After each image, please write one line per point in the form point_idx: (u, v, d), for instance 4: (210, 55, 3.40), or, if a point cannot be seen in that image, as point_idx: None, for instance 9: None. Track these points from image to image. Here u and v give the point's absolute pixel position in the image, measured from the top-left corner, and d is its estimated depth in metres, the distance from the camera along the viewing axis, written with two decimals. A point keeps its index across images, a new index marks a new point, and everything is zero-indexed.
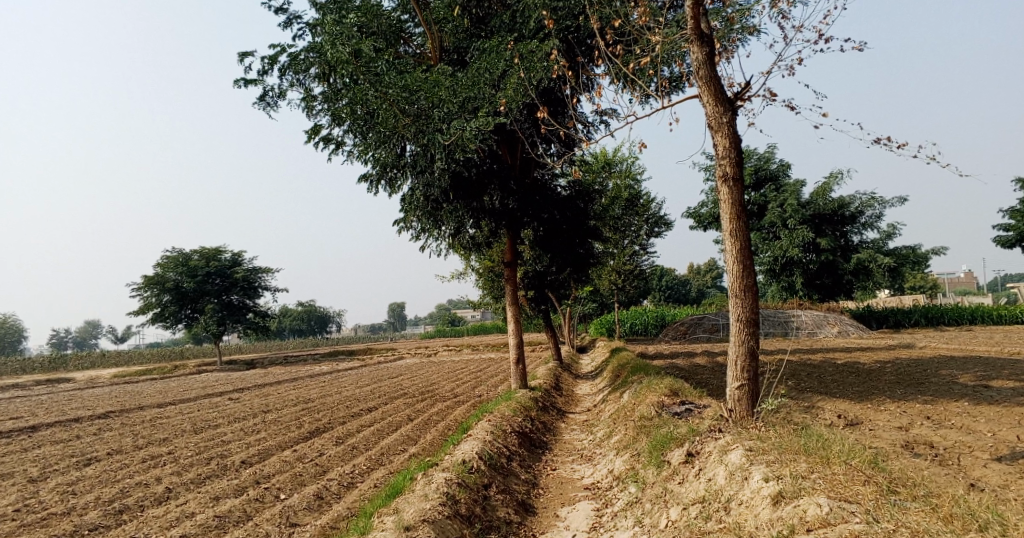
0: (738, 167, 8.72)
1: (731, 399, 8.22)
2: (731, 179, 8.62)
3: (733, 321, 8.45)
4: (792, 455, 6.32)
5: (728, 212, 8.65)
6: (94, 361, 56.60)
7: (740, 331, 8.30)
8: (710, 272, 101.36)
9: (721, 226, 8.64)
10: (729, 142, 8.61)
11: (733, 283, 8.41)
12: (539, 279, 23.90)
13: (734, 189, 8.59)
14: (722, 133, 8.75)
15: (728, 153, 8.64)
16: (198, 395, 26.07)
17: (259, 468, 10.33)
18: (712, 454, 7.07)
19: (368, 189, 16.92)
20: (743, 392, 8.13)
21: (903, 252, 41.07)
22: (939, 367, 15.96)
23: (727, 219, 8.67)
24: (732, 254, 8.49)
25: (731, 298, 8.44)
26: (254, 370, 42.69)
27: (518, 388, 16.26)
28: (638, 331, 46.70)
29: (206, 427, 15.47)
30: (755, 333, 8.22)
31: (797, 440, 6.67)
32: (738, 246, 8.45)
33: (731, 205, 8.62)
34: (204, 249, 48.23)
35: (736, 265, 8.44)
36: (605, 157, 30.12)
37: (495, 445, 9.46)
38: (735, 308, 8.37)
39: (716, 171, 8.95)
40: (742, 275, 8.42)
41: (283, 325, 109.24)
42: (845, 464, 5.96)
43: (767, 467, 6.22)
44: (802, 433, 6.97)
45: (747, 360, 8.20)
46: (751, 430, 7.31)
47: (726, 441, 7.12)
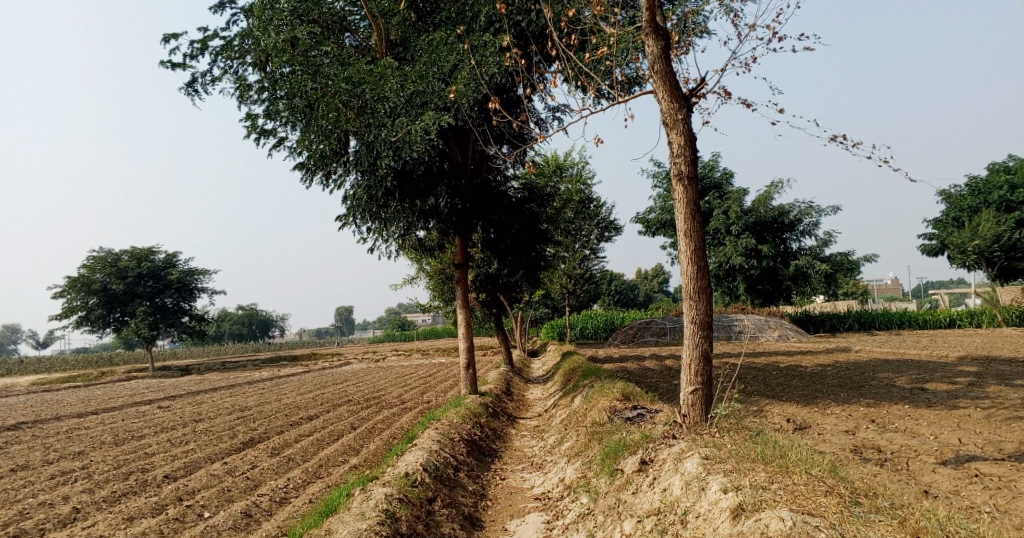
0: (691, 165, 8.60)
1: (686, 403, 8.05)
2: (686, 178, 8.49)
3: (687, 323, 8.29)
4: (752, 463, 6.14)
5: (683, 211, 8.51)
6: (15, 367, 53.41)
7: (694, 333, 8.14)
8: (655, 277, 103.15)
9: (676, 226, 8.49)
10: (684, 140, 8.49)
11: (688, 284, 8.26)
12: (490, 282, 23.58)
13: (690, 189, 8.45)
14: (677, 130, 8.64)
15: (683, 151, 8.50)
16: (127, 403, 24.68)
17: (184, 484, 9.64)
18: (666, 462, 6.85)
19: (305, 182, 16.27)
20: (697, 396, 7.96)
21: (839, 259, 42.40)
22: (878, 370, 16.35)
23: (681, 219, 8.54)
24: (687, 255, 8.34)
25: (685, 300, 8.29)
26: (190, 376, 40.99)
27: (467, 394, 15.90)
28: (588, 335, 46.94)
29: (132, 439, 14.53)
30: (709, 335, 8.08)
31: (754, 447, 6.49)
32: (693, 246, 8.31)
33: (686, 205, 8.49)
34: (136, 249, 46.14)
35: (691, 266, 8.29)
36: (554, 161, 30.06)
37: (440, 455, 9.05)
38: (689, 310, 8.22)
39: (670, 170, 8.82)
40: (696, 277, 8.29)
41: (222, 329, 105.76)
42: (805, 473, 5.81)
43: (725, 477, 6.01)
44: (758, 439, 6.80)
45: (701, 364, 8.04)
46: (706, 437, 7.12)
47: (681, 449, 6.91)
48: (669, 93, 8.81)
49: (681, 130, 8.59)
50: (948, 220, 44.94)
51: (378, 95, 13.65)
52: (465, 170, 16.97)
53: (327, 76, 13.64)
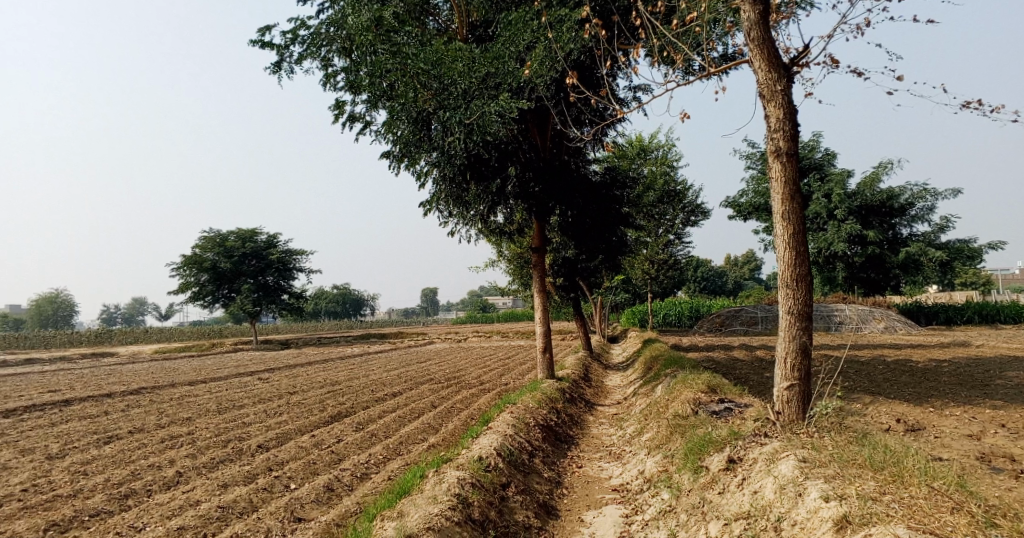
0: (793, 140, 7.90)
1: (779, 400, 7.48)
2: (785, 155, 7.81)
3: (782, 313, 7.68)
4: (858, 470, 5.60)
5: (780, 191, 7.86)
6: (136, 337, 57.72)
7: (791, 325, 7.53)
8: (747, 265, 99.36)
9: (773, 208, 7.86)
10: (783, 113, 7.81)
11: (785, 271, 7.64)
12: (569, 266, 23.22)
13: (789, 167, 7.78)
14: (775, 102, 7.96)
15: (782, 125, 7.82)
16: (229, 374, 26.05)
17: (274, 454, 9.88)
18: (757, 462, 6.36)
19: (390, 167, 16.46)
20: (793, 394, 7.38)
21: (956, 247, 39.22)
22: (1000, 369, 14.93)
23: (778, 200, 7.89)
24: (783, 239, 7.71)
25: (780, 288, 7.68)
26: (287, 351, 42.93)
27: (545, 379, 15.73)
28: (672, 321, 45.69)
29: (230, 408, 15.22)
30: (809, 327, 7.45)
31: (860, 451, 5.93)
32: (791, 229, 7.67)
33: (784, 184, 7.83)
34: (241, 230, 48.64)
35: (788, 251, 7.66)
36: (641, 143, 29.22)
37: (516, 440, 8.86)
38: (785, 299, 7.61)
39: (768, 146, 8.14)
40: (794, 263, 7.65)
41: (319, 307, 110.55)
42: (925, 486, 5.24)
43: (826, 483, 5.51)
44: (864, 441, 6.21)
45: (797, 358, 7.43)
46: (804, 437, 6.56)
47: (774, 448, 6.40)
48: (768, 61, 8.12)
49: (780, 102, 7.90)
50: None
51: (448, 77, 13.52)
52: (545, 151, 16.63)
53: (406, 58, 13.59)
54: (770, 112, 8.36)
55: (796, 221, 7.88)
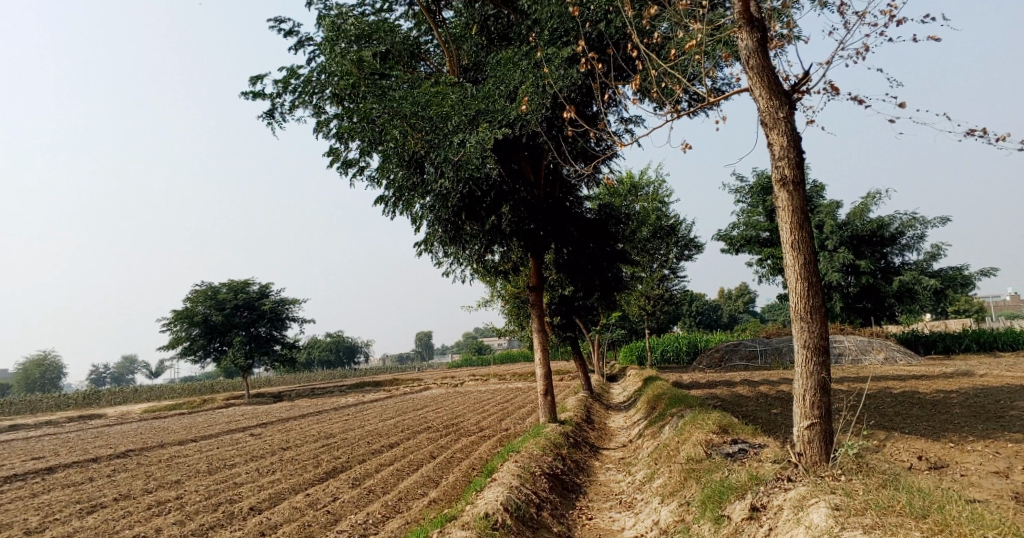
0: (798, 169, 7.72)
1: (799, 440, 7.11)
2: (792, 183, 7.62)
3: (797, 347, 7.39)
4: (899, 517, 5.28)
5: (788, 221, 7.66)
6: (126, 395, 56.63)
7: (807, 358, 7.23)
8: (740, 298, 99.36)
9: (782, 239, 7.63)
10: (787, 141, 7.64)
11: (798, 303, 7.38)
12: (566, 305, 22.92)
13: (796, 196, 7.58)
14: (778, 130, 7.80)
15: (786, 154, 7.67)
16: (221, 430, 25.33)
17: (267, 517, 9.35)
18: (785, 510, 6.00)
19: (384, 211, 16.26)
20: (814, 433, 7.02)
21: (949, 273, 39.25)
22: (1012, 397, 14.63)
23: (787, 230, 7.67)
24: (794, 270, 7.47)
25: (795, 321, 7.40)
26: (281, 403, 42.11)
27: (547, 423, 15.30)
28: (670, 358, 45.24)
29: (221, 467, 14.64)
30: (826, 362, 7.15)
31: (898, 496, 5.60)
32: (803, 259, 7.44)
33: (792, 213, 7.62)
34: (232, 282, 48.19)
35: (800, 281, 7.43)
36: (632, 181, 29.29)
37: (522, 492, 8.43)
38: (801, 333, 7.32)
39: (774, 175, 7.98)
40: (807, 295, 7.40)
41: (312, 356, 109.33)
42: (977, 535, 4.90)
43: (866, 533, 5.16)
44: (899, 484, 5.88)
45: (816, 395, 7.11)
46: (831, 481, 6.22)
47: (802, 494, 6.05)
48: (768, 89, 8.01)
49: (784, 129, 7.75)
50: None
51: (437, 116, 13.38)
52: (538, 190, 16.49)
53: (394, 101, 13.57)
54: (773, 141, 8.22)
55: (807, 251, 7.66)
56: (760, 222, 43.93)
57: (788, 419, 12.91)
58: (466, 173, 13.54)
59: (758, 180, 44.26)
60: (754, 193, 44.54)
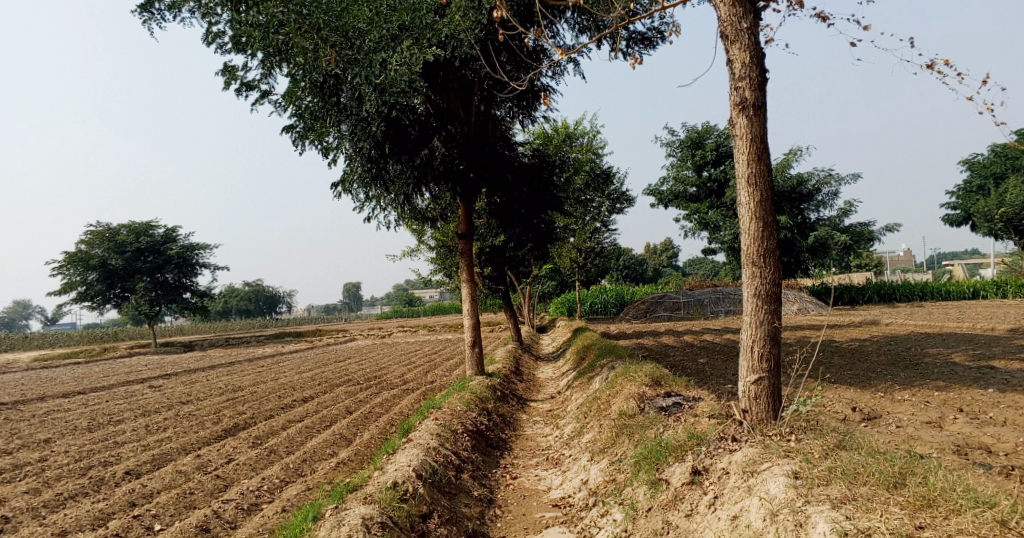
0: (760, 91, 7.02)
1: (746, 397, 6.58)
2: (752, 108, 6.89)
3: (748, 295, 6.80)
4: (871, 490, 4.83)
5: (746, 151, 6.97)
6: (16, 343, 52.59)
7: (759, 306, 6.66)
8: (665, 252, 101.47)
9: (738, 172, 6.95)
10: (750, 57, 6.89)
11: (751, 246, 6.77)
12: (496, 255, 22.11)
13: (756, 122, 6.88)
14: (740, 43, 7.03)
15: (749, 71, 6.90)
16: (118, 381, 23.46)
17: (143, 484, 8.22)
18: (736, 479, 5.51)
19: (292, 142, 14.92)
20: (761, 388, 6.49)
21: (859, 230, 40.76)
22: (924, 346, 14.97)
23: (743, 163, 6.98)
24: (749, 209, 6.83)
25: (746, 266, 6.79)
26: (192, 353, 39.94)
27: (473, 376, 14.57)
28: (597, 309, 45.41)
29: (106, 424, 13.24)
30: (778, 310, 6.61)
31: (868, 462, 5.16)
32: (759, 197, 6.80)
33: (750, 143, 6.92)
34: (134, 223, 44.80)
35: (755, 222, 6.80)
36: (565, 128, 28.40)
37: (441, 453, 7.64)
38: (752, 279, 6.72)
39: (733, 96, 7.20)
40: (761, 237, 6.78)
41: (229, 305, 105.22)
42: (967, 513, 4.46)
43: (835, 509, 4.69)
44: (862, 447, 5.45)
45: (767, 347, 6.57)
46: (785, 443, 5.74)
47: (755, 459, 5.57)
48: None
49: (745, 44, 6.99)
50: (972, 187, 43.32)
51: (353, 27, 12.04)
52: (468, 126, 15.39)
53: (302, 5, 11.96)
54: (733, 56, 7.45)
55: (763, 187, 7.03)
56: (688, 176, 44.17)
57: (716, 369, 12.66)
58: (390, 99, 12.49)
59: (687, 133, 44.39)
60: (684, 148, 44.69)
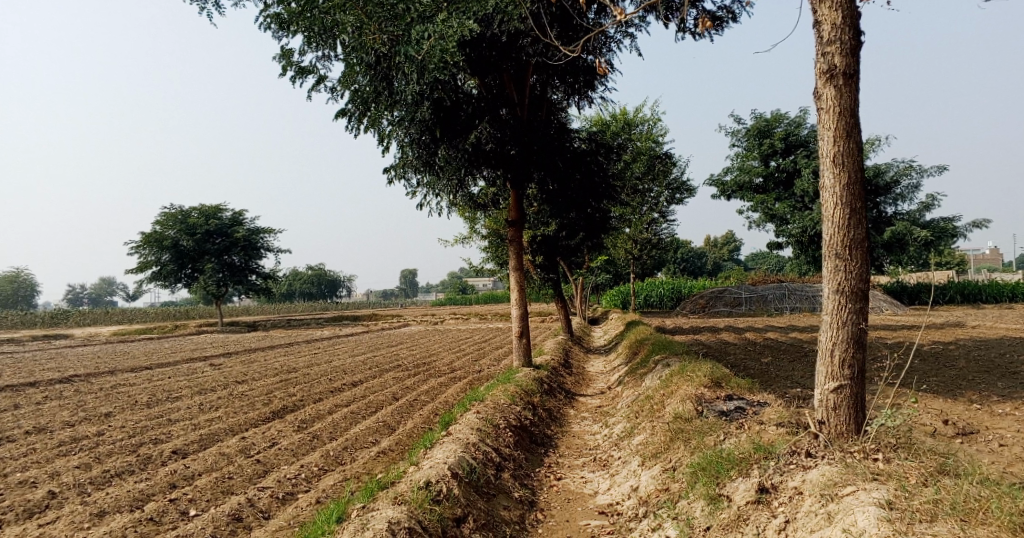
0: (851, 57, 6.34)
1: (824, 406, 5.95)
2: (842, 76, 6.20)
3: (830, 291, 6.15)
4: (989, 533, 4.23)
5: (832, 126, 6.29)
6: (97, 318, 55.23)
7: (841, 305, 6.02)
8: (726, 246, 98.73)
9: (823, 150, 6.27)
10: (842, 17, 6.19)
11: (835, 237, 6.13)
12: (549, 243, 21.55)
13: (846, 93, 6.20)
14: (830, 0, 6.33)
15: (840, 33, 6.21)
16: (181, 358, 24.07)
17: (185, 465, 8.07)
18: (817, 509, 4.95)
19: (345, 126, 14.84)
20: (842, 398, 5.85)
21: (941, 225, 38.32)
22: (1015, 351, 13.78)
23: (829, 140, 6.29)
24: (834, 193, 6.16)
25: (829, 258, 6.14)
26: (254, 333, 40.94)
27: (520, 367, 14.17)
28: (654, 302, 44.35)
29: (162, 400, 13.39)
30: (864, 309, 5.96)
31: (981, 500, 4.53)
32: (847, 180, 6.13)
33: (838, 117, 6.25)
34: (204, 206, 46.15)
35: (840, 209, 6.14)
36: (626, 116, 27.59)
37: (480, 449, 7.24)
38: (836, 273, 6.06)
39: (820, 65, 6.51)
40: (847, 225, 6.12)
41: (293, 288, 108.11)
42: None
43: None
44: (971, 479, 4.82)
45: (851, 350, 5.92)
46: (876, 468, 5.15)
47: (841, 486, 5.00)
48: None
49: (837, 3, 6.30)
50: None
51: None
52: (519, 109, 14.88)
53: None
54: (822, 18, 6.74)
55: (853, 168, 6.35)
56: (754, 167, 42.50)
57: (782, 370, 11.89)
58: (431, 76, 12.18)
59: (755, 122, 42.70)
60: (750, 137, 42.98)
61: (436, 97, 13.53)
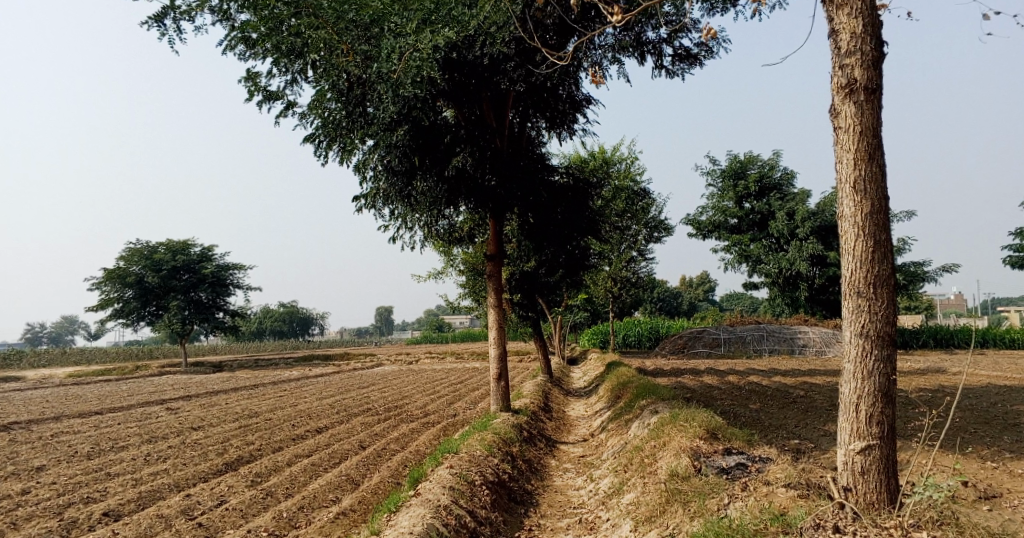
0: (872, 71, 6.00)
1: (849, 470, 5.50)
2: (863, 91, 5.90)
3: (852, 334, 5.74)
4: None
5: (851, 149, 5.97)
6: (54, 357, 52.95)
7: (865, 351, 5.59)
8: (701, 287, 99.10)
9: (843, 174, 5.95)
10: (864, 26, 5.89)
11: (857, 274, 5.71)
12: (527, 281, 20.89)
13: (868, 110, 5.90)
14: (850, 9, 6.04)
15: (861, 44, 5.91)
16: (137, 401, 22.76)
17: (113, 531, 7.10)
18: None
19: (314, 154, 14.31)
20: (871, 456, 5.39)
21: (913, 269, 38.58)
22: (1004, 399, 13.40)
23: (849, 164, 5.97)
24: (855, 224, 5.76)
25: (851, 297, 5.74)
26: (219, 373, 39.36)
27: (498, 413, 13.41)
28: (631, 343, 43.78)
29: (107, 450, 12.31)
30: (892, 356, 5.53)
31: None
32: (870, 209, 5.74)
33: (859, 136, 5.94)
34: (172, 242, 44.86)
35: (862, 242, 5.72)
36: (604, 155, 27.37)
37: (452, 514, 6.48)
38: (860, 314, 5.64)
39: (838, 79, 6.18)
40: (872, 260, 5.72)
41: (264, 326, 105.74)
42: None
43: None
44: None
45: (879, 402, 5.49)
46: None
47: None
48: None
49: (857, 11, 6.01)
50: None
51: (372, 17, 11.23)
52: (498, 138, 14.43)
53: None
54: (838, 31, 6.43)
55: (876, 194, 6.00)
56: (729, 207, 42.62)
57: (773, 418, 11.29)
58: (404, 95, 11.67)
59: (730, 164, 42.96)
60: (725, 178, 43.15)
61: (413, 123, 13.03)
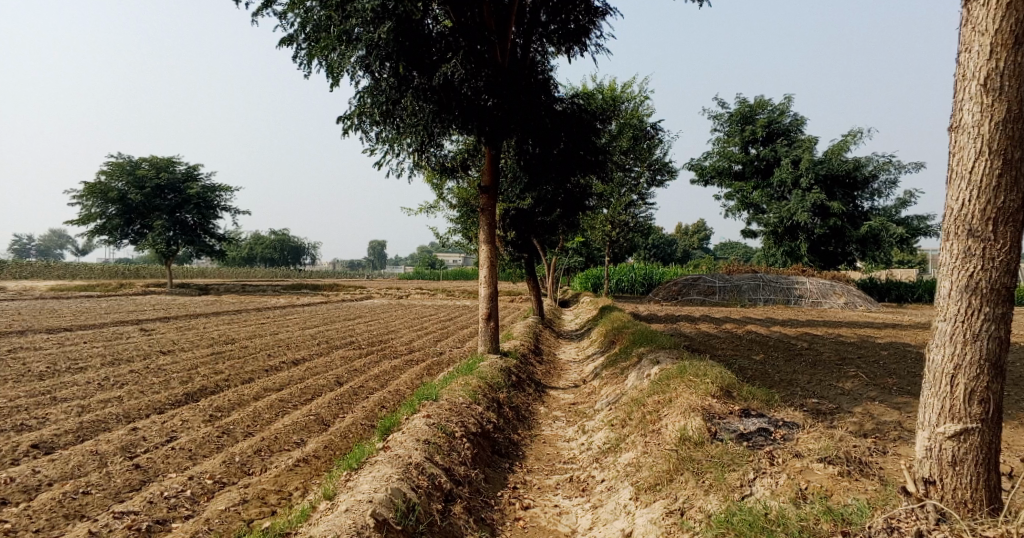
0: None
1: (936, 457, 5.06)
2: None
3: (954, 288, 5.17)
4: None
5: (992, 31, 5.09)
6: (37, 272, 51.88)
7: (973, 308, 5.02)
8: (696, 234, 97.95)
9: (973, 67, 5.12)
10: None
11: (975, 206, 5.05)
12: (523, 219, 19.71)
13: None
14: None
15: None
16: (109, 320, 21.82)
17: (35, 469, 6.24)
18: None
19: (294, 62, 13.05)
20: (966, 441, 4.96)
21: (915, 223, 39.06)
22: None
23: (981, 54, 5.12)
24: (981, 138, 5.03)
25: (962, 239, 5.08)
26: (203, 296, 38.48)
27: (487, 354, 12.57)
28: (625, 288, 43.07)
29: (63, 371, 11.40)
30: (1007, 317, 4.95)
31: None
32: (1004, 116, 4.98)
33: (1003, 14, 5.06)
34: (156, 158, 43.26)
35: (988, 164, 5.00)
36: (611, 90, 25.80)
37: (424, 474, 5.68)
38: (975, 264, 5.02)
39: None
40: (997, 190, 5.01)
41: (255, 251, 104.54)
42: None
43: None
44: None
45: (985, 370, 4.96)
46: None
47: None
48: None
49: None
50: None
51: None
52: (499, 52, 13.05)
53: None
54: None
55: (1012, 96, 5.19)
56: (734, 153, 41.17)
57: (782, 373, 10.41)
58: None
59: (738, 107, 41.29)
60: (733, 122, 41.63)
61: (401, 27, 11.67)
